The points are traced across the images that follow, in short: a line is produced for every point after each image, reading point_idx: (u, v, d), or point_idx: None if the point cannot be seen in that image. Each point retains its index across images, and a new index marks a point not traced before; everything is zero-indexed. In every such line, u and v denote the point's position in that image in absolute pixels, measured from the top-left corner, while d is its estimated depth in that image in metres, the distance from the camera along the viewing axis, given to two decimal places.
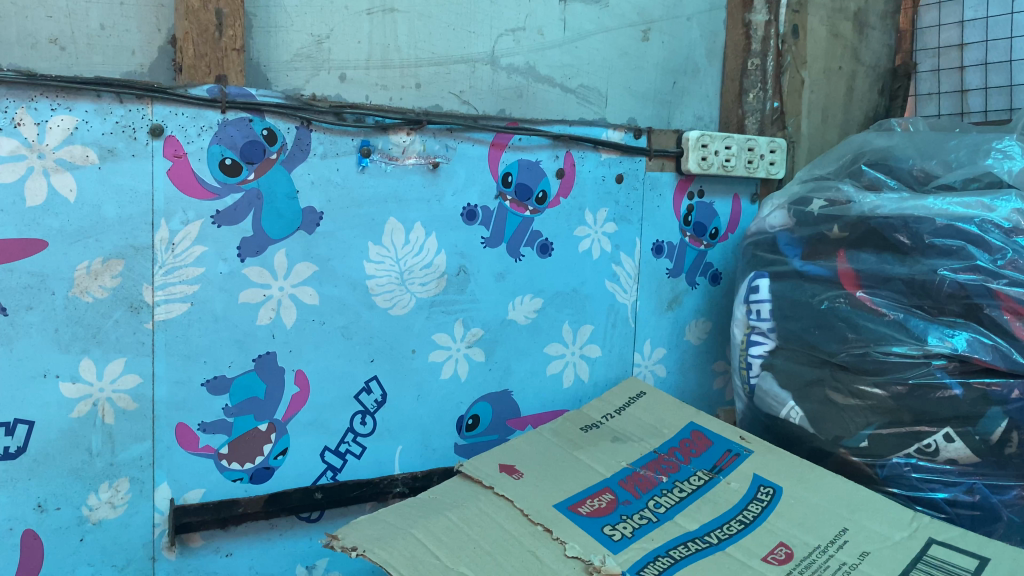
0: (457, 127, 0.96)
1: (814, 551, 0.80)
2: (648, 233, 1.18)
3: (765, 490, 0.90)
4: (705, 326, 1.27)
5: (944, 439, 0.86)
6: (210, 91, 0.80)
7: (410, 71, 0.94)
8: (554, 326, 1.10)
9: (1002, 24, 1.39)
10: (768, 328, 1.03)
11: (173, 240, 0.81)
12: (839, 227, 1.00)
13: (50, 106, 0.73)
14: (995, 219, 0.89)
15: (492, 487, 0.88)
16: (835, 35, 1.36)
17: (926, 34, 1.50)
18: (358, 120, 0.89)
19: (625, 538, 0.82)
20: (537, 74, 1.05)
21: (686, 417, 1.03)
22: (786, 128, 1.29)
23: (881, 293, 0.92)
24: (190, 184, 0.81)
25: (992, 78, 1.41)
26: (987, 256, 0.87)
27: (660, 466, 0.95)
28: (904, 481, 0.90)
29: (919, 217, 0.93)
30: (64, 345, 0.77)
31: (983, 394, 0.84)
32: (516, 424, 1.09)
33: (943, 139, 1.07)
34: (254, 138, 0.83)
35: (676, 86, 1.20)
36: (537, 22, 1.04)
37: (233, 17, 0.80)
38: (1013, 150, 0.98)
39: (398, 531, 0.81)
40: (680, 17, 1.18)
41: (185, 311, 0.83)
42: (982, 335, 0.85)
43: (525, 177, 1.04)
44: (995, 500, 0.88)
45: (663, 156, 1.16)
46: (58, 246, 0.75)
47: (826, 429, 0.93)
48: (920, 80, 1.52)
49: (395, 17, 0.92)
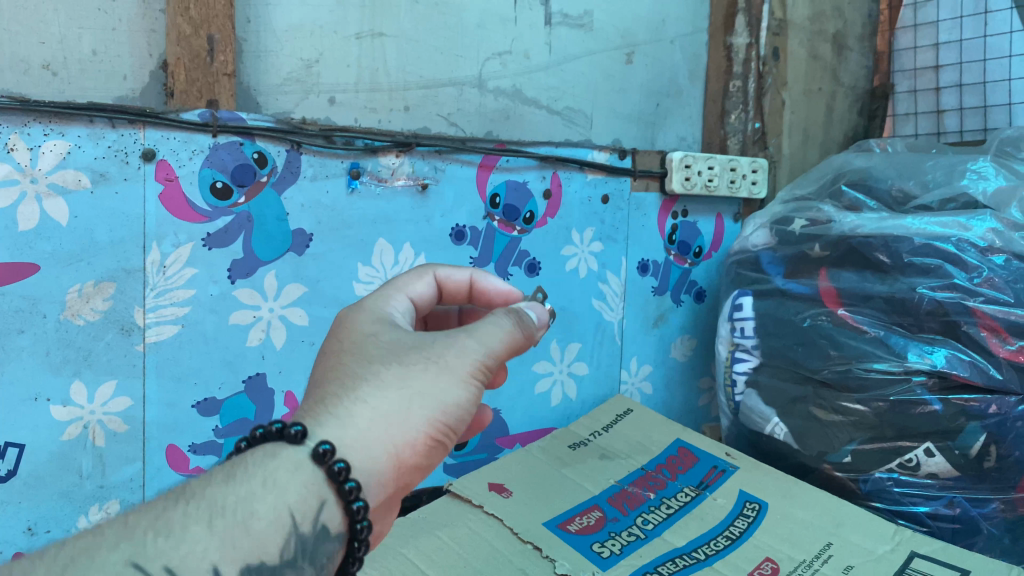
0: (445, 149, 0.97)
1: (800, 565, 0.82)
2: (633, 252, 1.19)
3: (751, 505, 0.91)
4: (690, 343, 1.30)
5: (924, 454, 0.88)
6: (201, 115, 0.80)
7: (398, 94, 0.96)
8: (542, 344, 1.11)
9: (974, 47, 1.43)
10: (752, 346, 1.04)
11: (164, 263, 0.81)
12: (821, 247, 1.02)
13: (43, 131, 0.73)
14: (971, 238, 0.91)
15: (482, 506, 0.89)
16: (815, 56, 1.39)
17: (903, 56, 1.54)
18: (347, 143, 0.90)
19: (614, 556, 0.83)
20: (523, 97, 1.07)
21: (672, 433, 1.05)
22: (767, 149, 1.31)
23: (861, 311, 0.94)
24: (180, 208, 0.81)
25: (966, 98, 1.44)
26: (964, 274, 0.89)
27: (648, 483, 0.96)
28: (887, 495, 0.93)
29: (897, 237, 0.95)
30: (55, 368, 0.77)
31: (961, 410, 0.85)
32: (505, 442, 1.09)
33: (920, 159, 1.09)
34: (244, 162, 0.84)
35: (659, 107, 1.23)
36: (523, 46, 1.06)
37: (225, 43, 0.80)
38: (987, 170, 1.01)
39: (389, 550, 0.81)
40: (663, 40, 1.21)
41: (176, 333, 0.83)
42: (960, 352, 0.87)
43: (512, 199, 1.05)
44: (974, 513, 0.89)
45: (648, 176, 1.18)
46: (49, 269, 0.75)
47: (810, 445, 0.95)
48: (898, 100, 1.55)
49: (383, 41, 0.94)
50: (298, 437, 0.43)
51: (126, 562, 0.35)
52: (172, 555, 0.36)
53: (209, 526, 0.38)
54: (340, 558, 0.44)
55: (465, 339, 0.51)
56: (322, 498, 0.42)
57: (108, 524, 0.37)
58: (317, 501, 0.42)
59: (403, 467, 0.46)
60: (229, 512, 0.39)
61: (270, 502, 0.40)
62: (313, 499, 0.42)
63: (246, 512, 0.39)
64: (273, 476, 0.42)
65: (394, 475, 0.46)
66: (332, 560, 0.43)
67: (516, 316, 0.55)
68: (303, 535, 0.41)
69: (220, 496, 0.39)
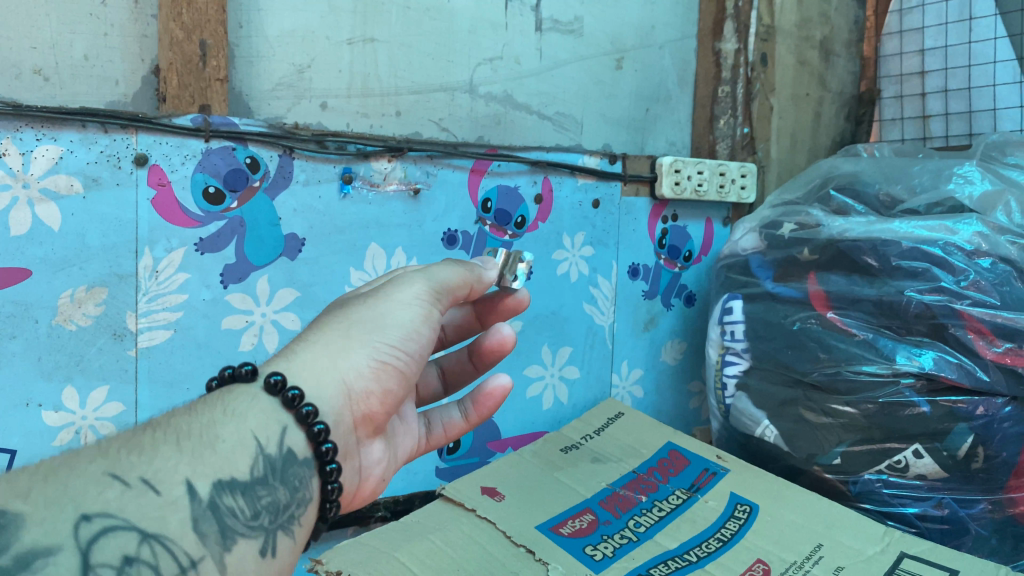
0: (437, 154, 0.98)
1: (791, 567, 0.82)
2: (624, 256, 1.20)
3: (742, 507, 0.92)
4: (681, 347, 1.30)
5: (913, 455, 0.89)
6: (194, 120, 0.81)
7: (390, 99, 0.96)
8: (534, 348, 1.11)
9: (959, 53, 1.44)
10: (742, 349, 1.05)
11: (156, 268, 0.81)
12: (809, 250, 1.03)
13: (35, 136, 0.73)
14: (957, 242, 0.93)
15: (475, 510, 0.89)
16: (802, 62, 1.40)
17: (889, 61, 1.56)
18: (339, 148, 0.90)
19: (607, 558, 0.83)
20: (514, 102, 1.07)
21: (663, 436, 1.06)
22: (756, 154, 1.32)
23: (850, 313, 0.95)
24: (173, 213, 0.81)
25: (952, 103, 1.46)
26: (951, 278, 0.90)
27: (640, 486, 0.96)
28: (876, 496, 0.93)
29: (885, 240, 0.96)
30: (46, 373, 0.76)
31: (949, 411, 0.87)
32: (496, 446, 1.10)
33: (907, 164, 1.11)
34: (237, 166, 0.84)
35: (649, 112, 1.23)
36: (514, 51, 1.06)
37: (217, 48, 0.80)
38: (972, 174, 1.03)
39: (383, 555, 0.80)
40: (653, 46, 1.22)
41: (168, 338, 0.83)
42: (947, 354, 0.88)
43: (503, 204, 1.06)
44: (963, 514, 0.90)
45: (638, 181, 1.19)
46: (41, 274, 0.75)
47: (800, 447, 0.96)
48: (884, 105, 1.57)
49: (375, 47, 0.94)
50: (250, 374, 0.49)
51: (104, 472, 0.40)
52: (146, 469, 0.41)
53: (177, 444, 0.43)
54: (314, 481, 0.50)
55: (412, 274, 0.59)
56: (283, 423, 0.49)
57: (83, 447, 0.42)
58: (278, 425, 0.49)
59: (354, 394, 0.53)
60: (194, 435, 0.45)
61: (231, 425, 0.47)
62: (273, 423, 0.49)
63: (211, 436, 0.45)
64: (231, 406, 0.48)
65: (349, 398, 0.53)
66: (306, 482, 0.49)
67: (461, 261, 0.64)
68: (270, 455, 0.47)
69: (185, 423, 0.45)
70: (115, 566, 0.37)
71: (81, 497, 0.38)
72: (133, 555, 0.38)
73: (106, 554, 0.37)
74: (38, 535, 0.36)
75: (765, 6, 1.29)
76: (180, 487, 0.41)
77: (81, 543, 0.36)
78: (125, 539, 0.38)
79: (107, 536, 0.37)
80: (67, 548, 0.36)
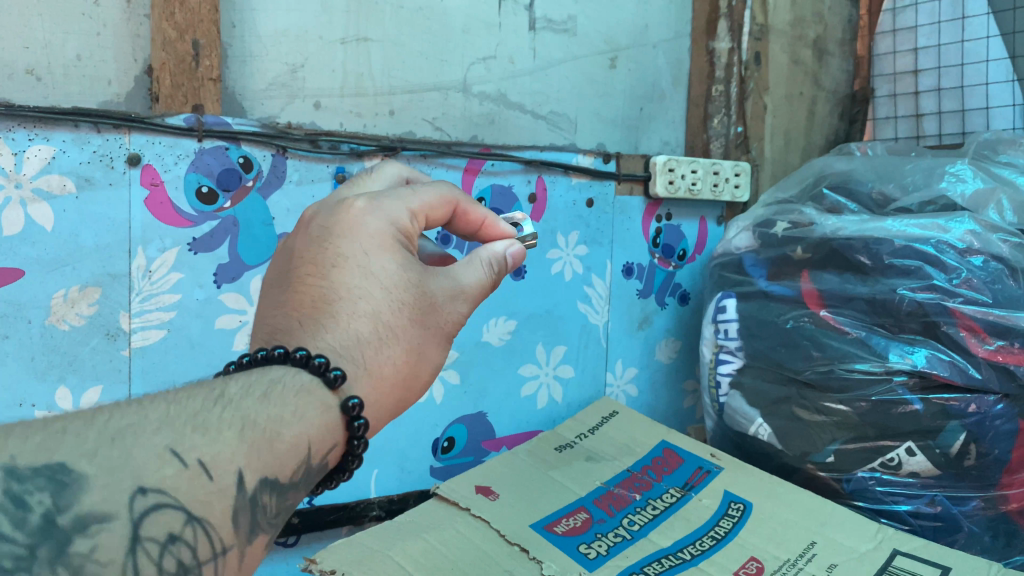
0: (431, 154, 0.98)
1: (785, 564, 0.82)
2: (617, 255, 1.20)
3: (735, 506, 0.92)
4: (675, 345, 1.31)
5: (906, 453, 0.89)
6: (187, 120, 0.81)
7: (383, 98, 0.96)
8: (528, 348, 1.11)
9: (952, 52, 1.45)
10: (736, 347, 1.05)
11: (150, 267, 0.81)
12: (803, 248, 1.03)
13: (27, 135, 0.73)
14: (950, 240, 0.93)
15: (469, 509, 0.89)
16: (797, 61, 1.40)
17: (883, 60, 1.56)
18: (333, 148, 0.91)
19: (601, 556, 0.84)
20: (508, 101, 1.08)
21: (658, 435, 1.06)
22: (750, 153, 1.32)
23: (844, 312, 0.95)
24: (166, 212, 0.81)
25: (945, 102, 1.46)
26: (944, 275, 0.90)
27: (634, 484, 0.97)
28: (869, 494, 0.94)
29: (878, 238, 0.96)
30: (40, 374, 0.76)
31: (942, 409, 0.87)
32: (490, 446, 1.10)
33: (900, 162, 1.11)
34: (230, 166, 0.84)
35: (643, 111, 1.24)
36: (508, 51, 1.06)
37: (210, 48, 0.80)
38: (965, 173, 1.03)
39: (377, 554, 0.80)
40: (647, 45, 1.22)
41: (162, 338, 0.83)
42: (940, 351, 0.88)
43: (498, 203, 1.05)
44: (956, 511, 0.91)
45: (632, 180, 1.19)
46: (34, 274, 0.75)
47: (794, 445, 0.96)
48: (878, 104, 1.57)
49: (368, 46, 0.94)
50: (336, 381, 0.46)
51: (165, 449, 0.39)
52: (206, 451, 0.39)
53: (240, 432, 0.41)
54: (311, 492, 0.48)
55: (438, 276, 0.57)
56: (335, 441, 0.46)
57: (153, 410, 0.41)
58: (331, 442, 0.46)
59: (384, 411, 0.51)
60: (259, 425, 0.42)
61: (296, 428, 0.44)
62: (328, 440, 0.46)
63: (273, 432, 0.43)
64: (302, 409, 0.44)
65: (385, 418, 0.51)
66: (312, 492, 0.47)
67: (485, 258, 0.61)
68: (311, 466, 0.45)
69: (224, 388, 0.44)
70: (160, 542, 0.37)
71: (141, 470, 0.37)
72: (177, 534, 0.38)
73: (154, 528, 0.37)
74: (96, 501, 0.36)
75: (759, 5, 1.29)
76: (232, 476, 0.40)
77: (135, 514, 0.37)
78: (172, 518, 0.38)
79: (158, 512, 0.37)
80: (122, 516, 0.36)
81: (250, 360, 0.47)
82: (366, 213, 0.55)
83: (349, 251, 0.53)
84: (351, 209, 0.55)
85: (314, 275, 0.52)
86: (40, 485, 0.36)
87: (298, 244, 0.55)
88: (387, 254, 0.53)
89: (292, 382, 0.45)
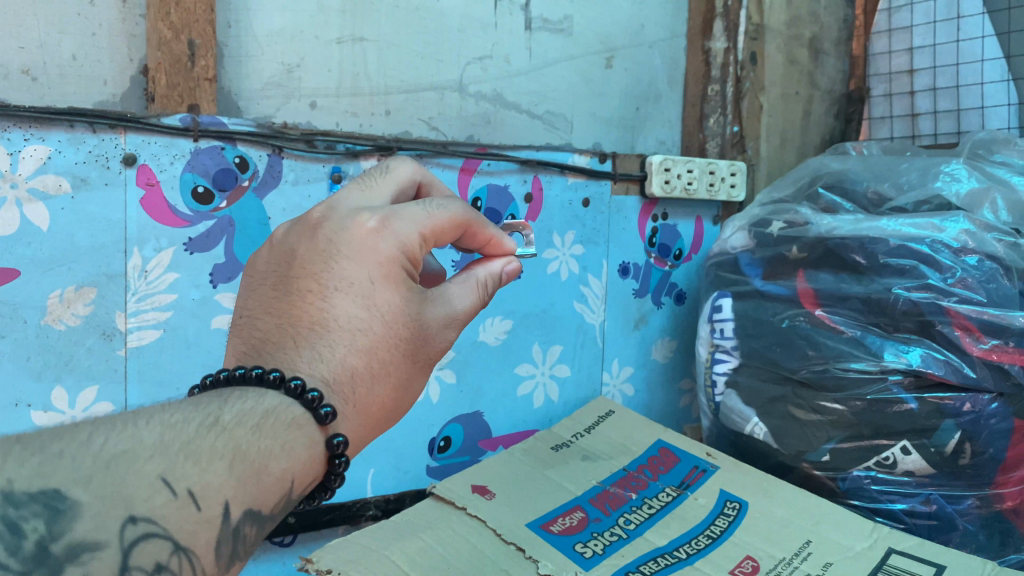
0: (427, 153, 0.98)
1: (780, 563, 0.83)
2: (614, 254, 1.20)
3: (731, 505, 0.92)
4: (671, 345, 1.31)
5: (901, 451, 0.89)
6: (182, 120, 0.80)
7: (379, 98, 0.96)
8: (525, 347, 1.11)
9: (947, 52, 1.45)
10: (731, 347, 1.06)
11: (145, 267, 0.81)
12: (798, 248, 1.04)
13: (23, 136, 0.73)
14: (944, 240, 0.93)
15: (466, 508, 0.89)
16: (792, 60, 1.40)
17: (878, 60, 1.56)
18: (328, 147, 0.91)
19: (597, 555, 0.84)
20: (504, 101, 1.08)
21: (654, 434, 1.06)
22: (746, 152, 1.32)
23: (839, 311, 0.95)
24: (161, 211, 0.81)
25: (940, 102, 1.46)
26: (938, 275, 0.91)
27: (630, 483, 0.97)
28: (865, 493, 0.94)
29: (874, 238, 0.97)
30: (35, 374, 0.76)
31: (937, 408, 0.87)
32: (487, 445, 1.10)
33: (894, 162, 1.12)
34: (226, 166, 0.84)
35: (639, 111, 1.24)
36: (503, 50, 1.06)
37: (206, 48, 0.80)
38: (959, 173, 1.03)
39: (373, 553, 0.80)
40: (643, 45, 1.22)
41: (158, 338, 0.83)
42: (934, 350, 0.88)
43: (493, 202, 1.06)
44: (951, 510, 0.91)
45: (628, 180, 1.19)
46: (30, 274, 0.75)
47: (789, 444, 0.96)
48: (873, 104, 1.57)
49: (364, 46, 0.94)
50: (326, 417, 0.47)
51: (157, 477, 0.38)
52: (195, 481, 0.40)
53: (230, 465, 0.41)
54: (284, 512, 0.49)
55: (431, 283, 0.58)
56: (316, 473, 0.47)
57: (149, 433, 0.41)
58: (313, 475, 0.47)
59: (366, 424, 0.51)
60: (249, 459, 0.43)
61: (284, 462, 0.44)
62: (311, 473, 0.47)
63: (262, 465, 0.43)
64: (290, 444, 0.45)
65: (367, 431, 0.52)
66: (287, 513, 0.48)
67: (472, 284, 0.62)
68: (292, 497, 0.46)
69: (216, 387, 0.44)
70: (145, 571, 0.37)
71: (133, 498, 0.37)
72: (162, 564, 0.38)
73: (143, 558, 0.37)
74: (87, 529, 0.36)
75: (754, 4, 1.29)
76: (219, 507, 0.40)
77: (124, 543, 0.37)
78: (160, 547, 0.38)
79: (147, 541, 0.37)
80: (112, 545, 0.37)
81: (242, 376, 0.48)
82: (372, 232, 0.54)
83: (356, 276, 0.53)
84: (363, 227, 0.54)
85: (316, 290, 0.52)
86: (35, 511, 0.35)
87: (304, 250, 0.54)
88: (390, 286, 0.54)
89: (285, 414, 0.46)
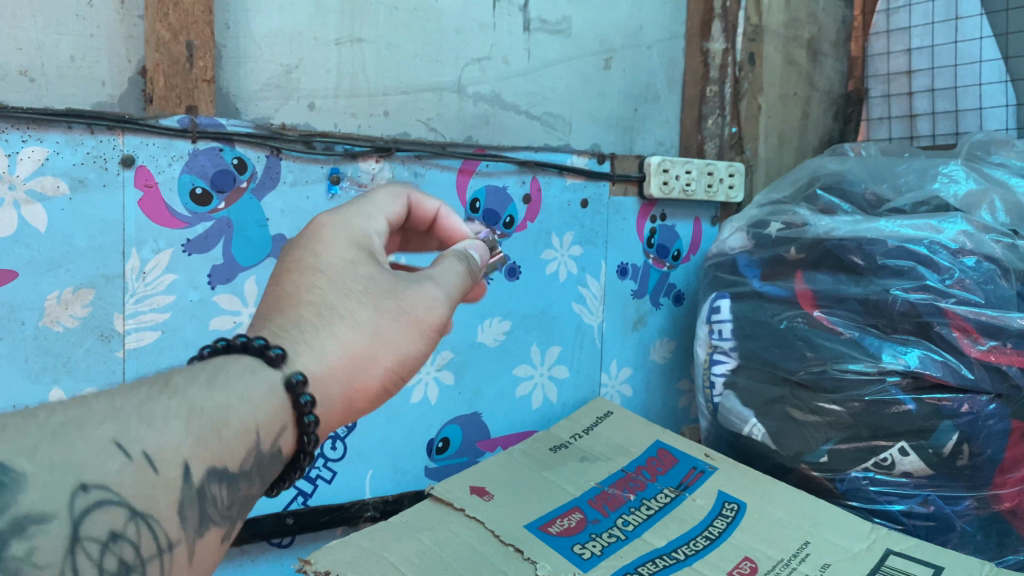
0: (425, 155, 0.98)
1: (778, 564, 0.83)
2: (612, 255, 1.20)
3: (729, 506, 0.92)
4: (669, 346, 1.31)
5: (899, 452, 0.89)
6: (181, 121, 0.80)
7: (378, 99, 0.96)
8: (523, 348, 1.12)
9: (946, 52, 1.45)
10: (730, 347, 1.05)
11: (144, 269, 0.81)
12: (796, 249, 1.04)
13: (21, 137, 0.73)
14: (942, 241, 0.93)
15: (464, 510, 0.89)
16: (791, 61, 1.41)
17: (877, 61, 1.56)
18: (327, 148, 0.91)
19: (595, 556, 0.84)
20: (502, 102, 1.08)
21: (652, 435, 1.06)
22: (744, 153, 1.33)
23: (837, 312, 0.95)
24: (161, 213, 0.81)
25: (939, 103, 1.46)
26: (937, 276, 0.91)
27: (628, 484, 0.97)
28: (862, 494, 0.94)
29: (872, 238, 0.97)
30: (34, 376, 0.76)
31: (935, 409, 0.87)
32: (485, 446, 1.10)
33: (892, 163, 1.12)
34: (224, 167, 0.84)
35: (637, 112, 1.24)
36: (502, 51, 1.06)
37: (204, 49, 0.79)
38: (958, 174, 1.04)
39: (371, 554, 0.80)
40: (641, 46, 1.23)
41: (156, 339, 0.83)
42: (932, 351, 0.88)
43: (491, 204, 1.06)
44: (949, 511, 0.91)
45: (626, 181, 1.19)
46: (29, 276, 0.75)
47: (787, 445, 0.96)
48: (872, 105, 1.57)
49: (362, 47, 0.94)
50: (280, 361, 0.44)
51: (109, 441, 0.36)
52: (150, 442, 0.37)
53: (186, 421, 0.39)
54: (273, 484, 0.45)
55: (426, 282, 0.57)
56: (284, 424, 0.44)
57: (98, 400, 0.38)
58: (279, 426, 0.43)
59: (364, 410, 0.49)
60: (205, 413, 0.40)
61: (244, 412, 0.41)
62: (276, 423, 0.43)
63: (220, 418, 0.40)
64: (248, 393, 0.42)
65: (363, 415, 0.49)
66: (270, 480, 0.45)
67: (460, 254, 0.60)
68: (262, 451, 0.42)
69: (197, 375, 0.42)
70: (99, 540, 0.35)
71: (82, 465, 0.35)
72: (117, 531, 0.35)
73: (94, 528, 0.35)
74: (35, 500, 0.34)
75: (753, 5, 1.30)
76: (178, 468, 0.38)
77: (75, 512, 0.34)
78: (114, 514, 0.35)
79: (100, 509, 0.35)
80: (60, 516, 0.34)
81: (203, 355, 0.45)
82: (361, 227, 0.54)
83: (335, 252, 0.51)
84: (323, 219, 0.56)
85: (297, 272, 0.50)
86: None
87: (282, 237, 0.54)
88: None
89: (238, 366, 0.43)
